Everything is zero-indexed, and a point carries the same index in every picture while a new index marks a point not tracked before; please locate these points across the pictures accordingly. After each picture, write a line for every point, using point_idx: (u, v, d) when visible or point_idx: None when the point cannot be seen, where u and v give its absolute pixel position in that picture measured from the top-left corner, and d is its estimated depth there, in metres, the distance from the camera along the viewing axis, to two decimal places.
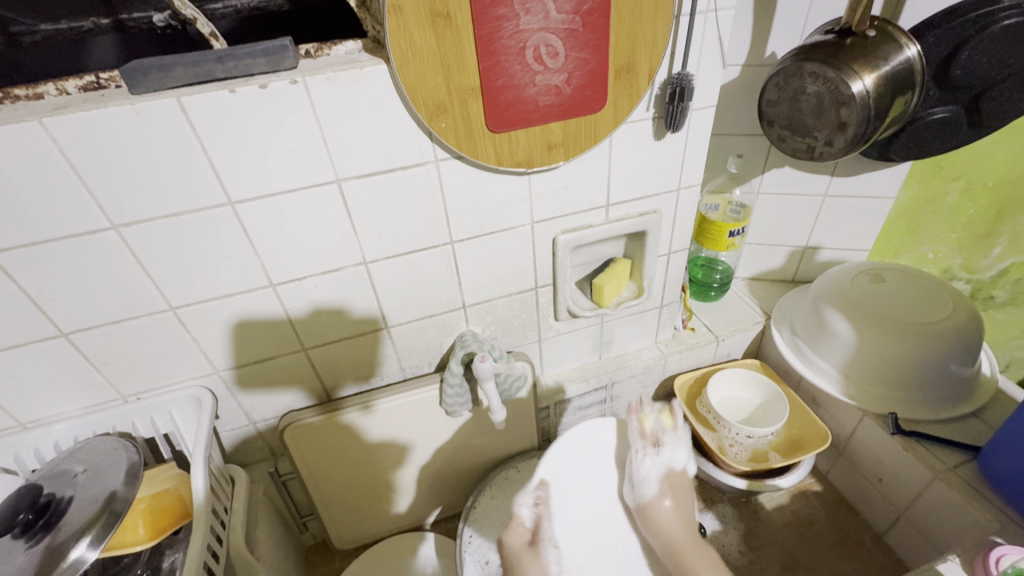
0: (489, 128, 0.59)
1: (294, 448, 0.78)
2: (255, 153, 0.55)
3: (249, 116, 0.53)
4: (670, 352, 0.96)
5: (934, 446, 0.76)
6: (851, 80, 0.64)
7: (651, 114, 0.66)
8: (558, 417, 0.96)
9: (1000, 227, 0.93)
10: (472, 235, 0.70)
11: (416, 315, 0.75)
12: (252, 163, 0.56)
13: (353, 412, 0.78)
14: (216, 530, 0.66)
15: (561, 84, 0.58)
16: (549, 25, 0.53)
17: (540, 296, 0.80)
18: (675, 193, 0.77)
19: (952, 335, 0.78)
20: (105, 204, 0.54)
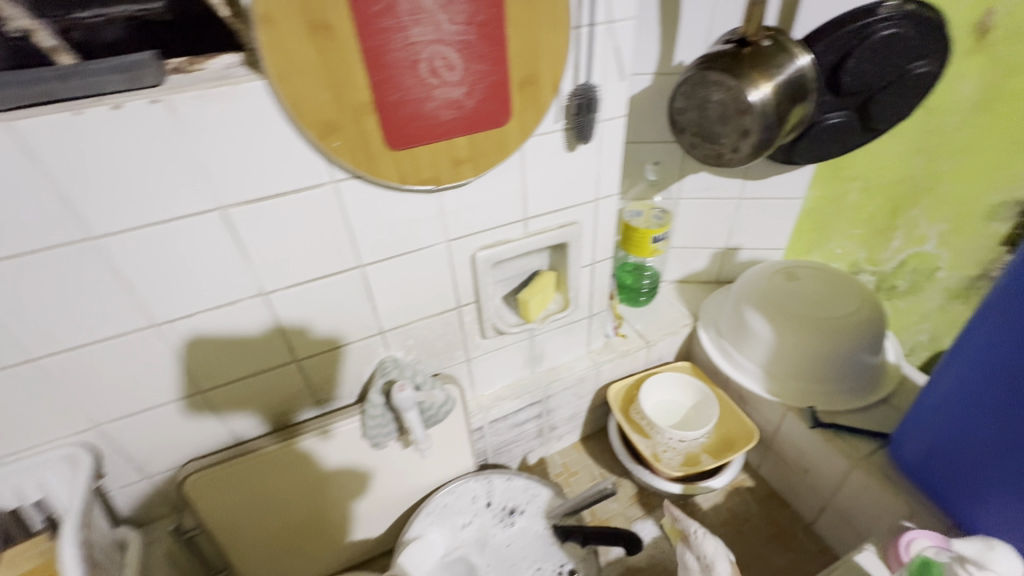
0: (389, 146, 0.56)
1: (197, 501, 0.71)
2: (115, 184, 0.49)
3: (101, 141, 0.46)
4: (602, 360, 0.96)
5: (849, 436, 0.79)
6: (749, 89, 0.65)
7: (560, 126, 0.65)
8: (495, 435, 0.93)
9: (896, 222, 0.99)
10: (382, 257, 0.66)
11: (329, 345, 0.70)
12: (113, 195, 0.49)
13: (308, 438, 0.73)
14: None
15: (461, 98, 0.55)
16: (442, 36, 0.51)
17: (463, 314, 0.77)
18: (593, 203, 0.76)
19: (859, 328, 0.82)
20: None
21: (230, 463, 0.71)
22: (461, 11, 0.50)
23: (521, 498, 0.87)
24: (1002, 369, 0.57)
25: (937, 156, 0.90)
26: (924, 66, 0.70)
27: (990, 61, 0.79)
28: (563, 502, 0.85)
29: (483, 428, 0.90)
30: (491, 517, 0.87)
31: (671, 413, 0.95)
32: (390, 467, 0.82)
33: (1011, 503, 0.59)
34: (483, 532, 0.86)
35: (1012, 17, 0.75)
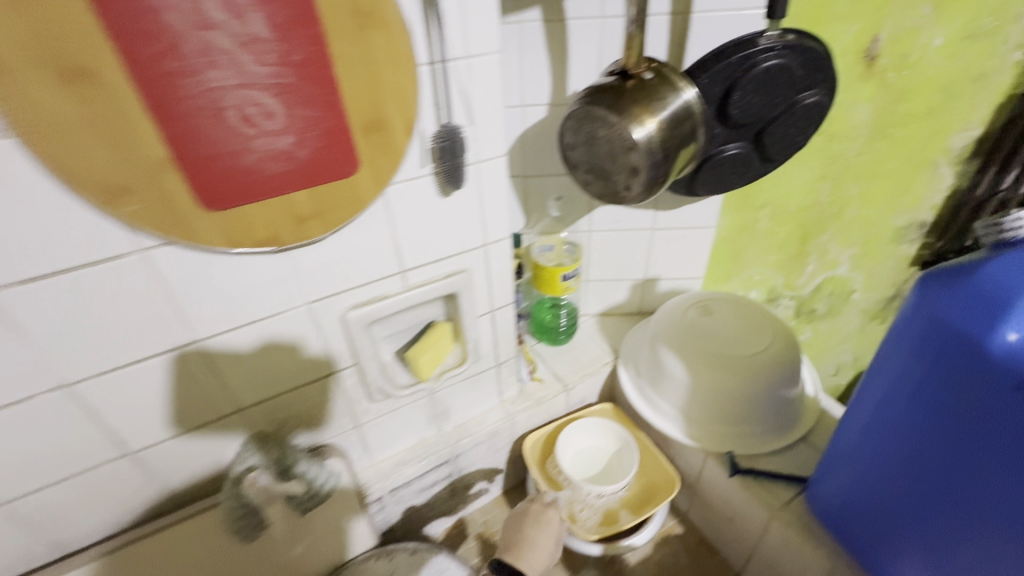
0: (203, 207, 0.46)
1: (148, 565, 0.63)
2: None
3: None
4: (516, 411, 0.88)
5: (770, 482, 0.75)
6: (632, 125, 0.60)
7: (429, 170, 0.58)
8: (399, 503, 0.84)
9: (808, 247, 0.97)
10: (224, 329, 0.56)
11: (173, 432, 0.60)
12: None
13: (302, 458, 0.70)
14: None
15: (289, 148, 0.47)
16: (249, 79, 0.42)
17: (342, 380, 0.68)
18: (481, 249, 0.69)
19: (772, 365, 0.78)
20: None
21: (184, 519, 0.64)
22: (270, 51, 0.42)
23: None
24: (904, 426, 0.52)
25: (841, 181, 0.89)
26: (813, 96, 0.68)
27: (882, 87, 0.78)
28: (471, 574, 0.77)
29: (384, 497, 0.81)
30: None
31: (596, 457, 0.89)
32: (341, 512, 0.74)
33: (927, 567, 0.54)
34: None
35: (898, 44, 0.74)
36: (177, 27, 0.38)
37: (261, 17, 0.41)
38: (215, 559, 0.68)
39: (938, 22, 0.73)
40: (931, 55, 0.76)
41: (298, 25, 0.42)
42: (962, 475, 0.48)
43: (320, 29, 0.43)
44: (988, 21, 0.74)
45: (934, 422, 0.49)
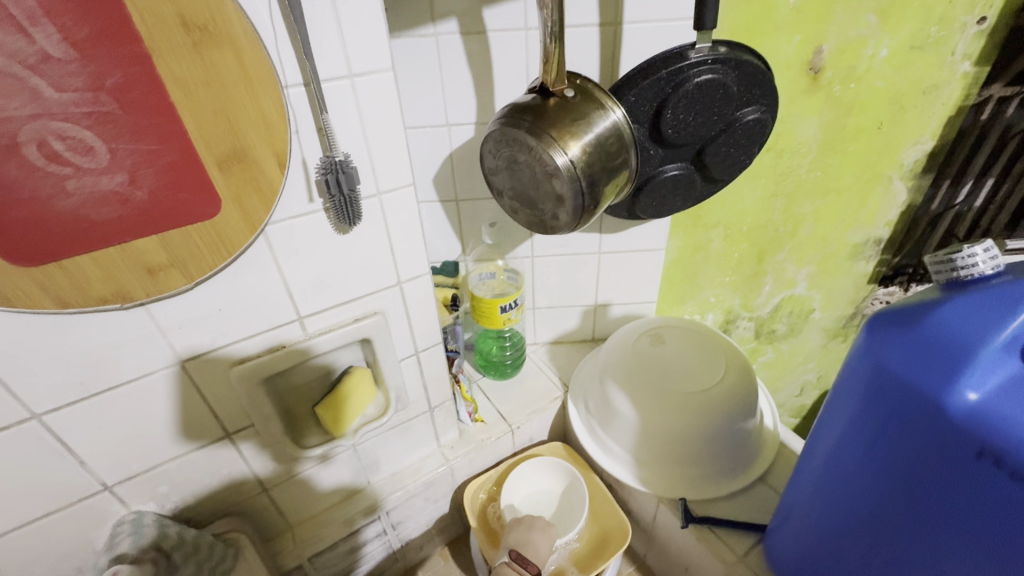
0: (10, 263, 0.38)
1: None
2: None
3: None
4: (456, 457, 0.80)
5: (726, 531, 0.69)
6: (553, 150, 0.54)
7: (319, 204, 0.50)
8: (323, 569, 0.74)
9: (764, 266, 0.92)
10: (71, 401, 0.47)
11: (18, 522, 0.50)
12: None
13: (311, 463, 0.66)
14: None
15: (121, 188, 0.39)
16: (47, 108, 0.34)
17: (238, 443, 0.60)
18: (397, 287, 0.62)
19: (725, 401, 0.72)
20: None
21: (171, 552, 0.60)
22: (72, 73, 0.34)
23: None
24: (859, 487, 0.46)
25: (793, 199, 0.84)
26: (754, 112, 0.63)
27: (829, 100, 0.73)
28: None
29: (305, 565, 0.71)
30: None
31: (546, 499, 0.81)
32: (349, 524, 0.73)
33: None
34: None
35: (842, 56, 0.70)
36: None
37: (54, 32, 0.33)
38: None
39: (882, 32, 0.69)
40: (878, 66, 0.72)
41: (107, 41, 0.34)
42: (923, 548, 0.42)
43: (141, 46, 0.36)
44: (934, 31, 0.70)
45: (891, 486, 0.43)
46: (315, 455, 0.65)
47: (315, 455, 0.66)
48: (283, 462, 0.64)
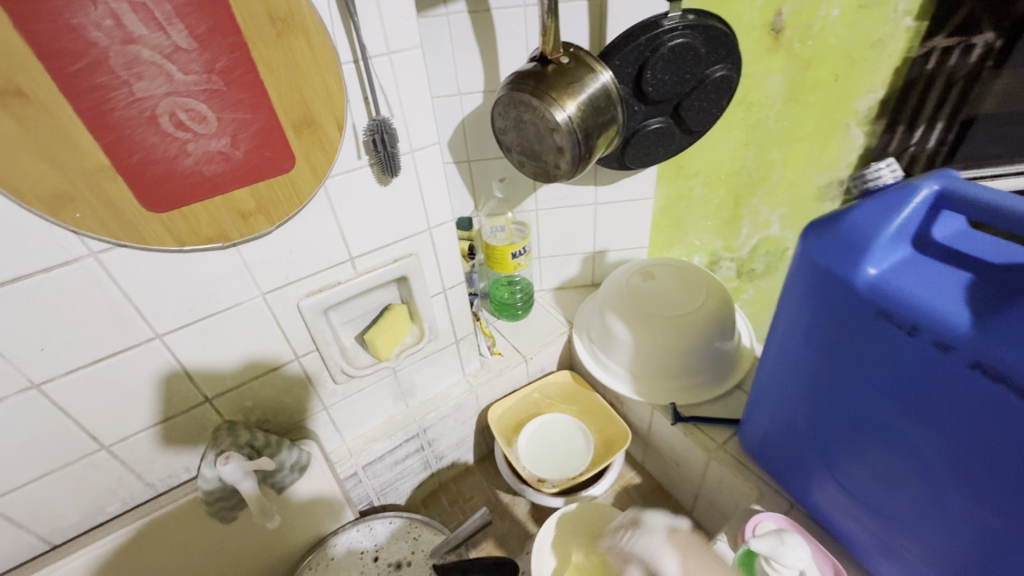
0: (148, 209, 0.50)
1: (161, 537, 0.69)
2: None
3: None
4: (478, 383, 0.94)
5: (708, 426, 0.83)
6: (553, 108, 0.65)
7: (366, 161, 0.62)
8: (373, 478, 0.89)
9: (741, 210, 1.04)
10: (182, 324, 0.60)
11: (145, 424, 0.63)
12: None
13: (286, 476, 0.72)
14: None
15: (225, 149, 0.51)
16: (176, 87, 0.46)
17: (305, 365, 0.73)
18: (426, 233, 0.74)
19: (706, 321, 0.85)
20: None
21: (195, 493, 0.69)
22: (193, 60, 0.45)
23: (404, 548, 0.82)
24: (803, 362, 0.59)
25: (764, 147, 0.95)
26: (721, 70, 0.74)
27: (790, 57, 0.84)
28: (445, 539, 0.81)
29: (359, 473, 0.85)
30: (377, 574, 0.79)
31: (541, 434, 0.93)
32: (390, 440, 0.86)
33: (833, 486, 0.61)
34: None
35: (800, 17, 0.80)
36: (102, 42, 0.42)
37: (183, 29, 0.44)
38: (193, 547, 0.72)
39: None
40: (831, 25, 0.82)
41: (219, 33, 0.46)
42: (848, 399, 0.54)
43: (240, 36, 0.47)
44: None
45: (824, 355, 0.55)
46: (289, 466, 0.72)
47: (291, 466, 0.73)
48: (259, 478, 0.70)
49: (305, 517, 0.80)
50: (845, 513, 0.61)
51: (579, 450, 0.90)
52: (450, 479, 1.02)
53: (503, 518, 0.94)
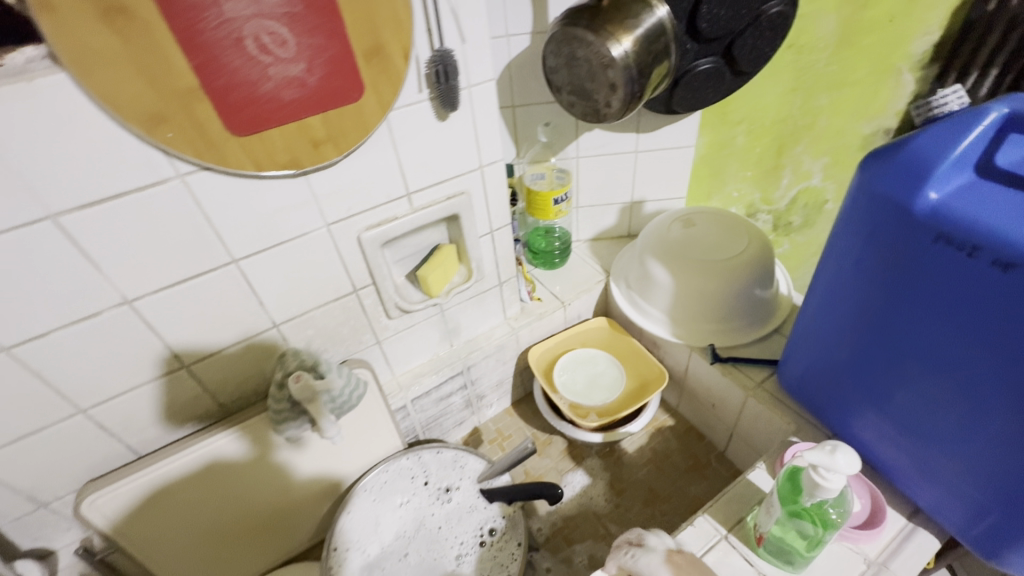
0: (233, 133, 0.53)
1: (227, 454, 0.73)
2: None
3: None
4: (519, 326, 0.97)
5: (746, 366, 0.85)
6: (610, 43, 0.65)
7: (426, 95, 0.63)
8: (420, 412, 0.93)
9: (783, 159, 1.04)
10: (256, 250, 0.63)
11: (222, 344, 0.68)
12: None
13: (285, 450, 0.78)
14: None
15: (302, 75, 0.53)
16: (262, 10, 0.48)
17: (362, 298, 0.76)
18: (479, 171, 0.76)
19: (748, 265, 0.87)
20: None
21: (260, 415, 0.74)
22: None
23: (453, 474, 0.87)
24: (851, 291, 0.60)
25: (811, 93, 0.94)
26: (777, 6, 0.73)
27: None
28: (490, 466, 0.86)
29: (407, 406, 0.91)
30: (429, 497, 0.86)
31: (575, 370, 0.97)
32: (437, 375, 0.91)
33: (875, 414, 0.64)
34: (421, 513, 0.85)
35: None
36: None
37: None
38: (250, 469, 0.77)
39: None
40: None
41: None
42: (898, 325, 0.56)
43: None
44: None
45: (874, 282, 0.57)
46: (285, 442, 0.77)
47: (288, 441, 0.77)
48: (258, 446, 0.75)
49: (313, 479, 0.83)
50: (884, 440, 0.64)
51: (610, 384, 0.95)
52: (489, 419, 1.07)
53: (541, 453, 0.99)
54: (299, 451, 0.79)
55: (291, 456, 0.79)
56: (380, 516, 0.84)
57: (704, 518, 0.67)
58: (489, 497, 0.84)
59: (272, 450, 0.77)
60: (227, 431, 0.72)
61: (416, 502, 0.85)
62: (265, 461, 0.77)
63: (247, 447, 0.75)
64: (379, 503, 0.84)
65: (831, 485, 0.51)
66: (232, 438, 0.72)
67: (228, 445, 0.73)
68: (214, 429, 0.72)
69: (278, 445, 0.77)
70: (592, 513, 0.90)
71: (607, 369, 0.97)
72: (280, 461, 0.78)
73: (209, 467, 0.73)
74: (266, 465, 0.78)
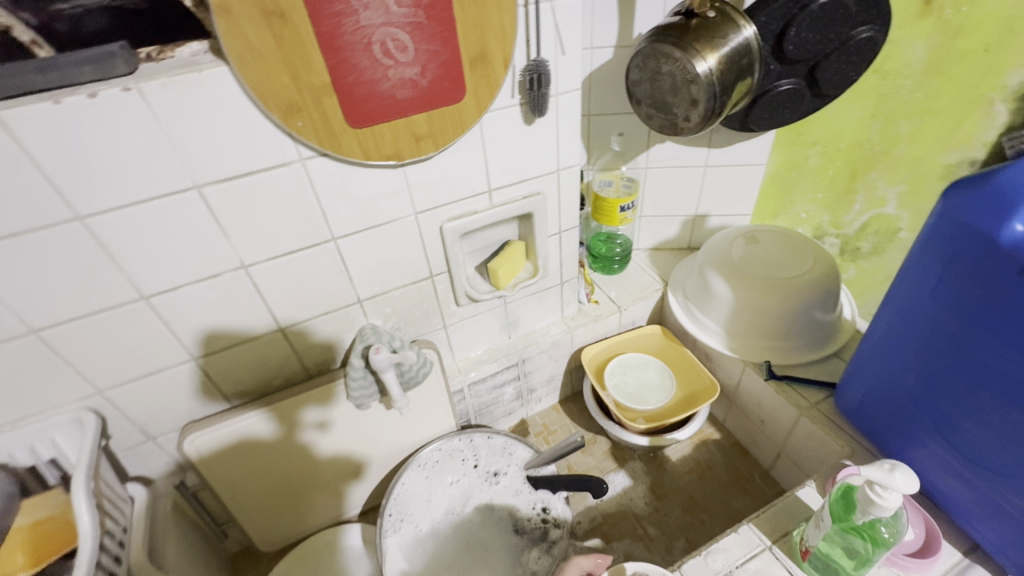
0: (351, 125, 0.59)
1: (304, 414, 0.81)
2: (81, 163, 0.52)
3: (68, 122, 0.49)
4: (575, 325, 1.01)
5: (801, 386, 0.86)
6: (695, 60, 0.68)
7: (517, 100, 0.69)
8: (475, 398, 0.99)
9: (856, 184, 1.02)
10: (354, 230, 0.70)
11: (313, 313, 0.75)
12: (81, 173, 0.52)
13: (309, 431, 0.83)
14: (117, 537, 0.68)
15: (415, 77, 0.59)
16: (391, 19, 0.54)
17: (436, 283, 0.83)
18: (555, 174, 0.80)
19: (812, 286, 0.87)
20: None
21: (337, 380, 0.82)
22: None
23: (501, 459, 0.92)
24: (924, 317, 0.61)
25: (891, 120, 0.93)
26: (868, 31, 0.73)
27: (939, 24, 0.82)
28: (538, 455, 0.90)
29: (464, 390, 0.96)
30: (478, 479, 0.91)
31: (627, 373, 1.00)
32: (493, 364, 0.96)
33: (940, 443, 0.63)
34: (469, 491, 0.90)
35: None
36: None
37: None
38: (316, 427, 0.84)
39: None
40: None
41: None
42: (971, 355, 0.56)
43: None
44: None
45: (950, 309, 0.57)
46: (311, 423, 0.83)
47: (312, 423, 0.83)
48: (284, 426, 0.81)
49: (348, 457, 0.89)
50: (946, 471, 0.64)
51: (660, 389, 0.97)
52: (536, 413, 1.11)
53: (585, 451, 1.02)
54: (322, 433, 0.85)
55: (314, 438, 0.85)
56: (429, 490, 0.89)
57: (749, 527, 0.68)
58: (535, 484, 0.88)
59: (297, 430, 0.83)
60: (257, 410, 0.78)
61: (465, 483, 0.90)
62: (290, 441, 0.83)
63: (311, 413, 0.82)
64: (428, 481, 0.90)
65: (887, 504, 0.51)
66: (278, 408, 0.79)
67: (284, 409, 0.80)
68: (246, 408, 0.78)
69: (302, 426, 0.82)
70: (631, 513, 0.92)
71: (658, 375, 0.99)
72: (304, 442, 0.84)
73: (242, 442, 0.79)
74: (291, 445, 0.84)
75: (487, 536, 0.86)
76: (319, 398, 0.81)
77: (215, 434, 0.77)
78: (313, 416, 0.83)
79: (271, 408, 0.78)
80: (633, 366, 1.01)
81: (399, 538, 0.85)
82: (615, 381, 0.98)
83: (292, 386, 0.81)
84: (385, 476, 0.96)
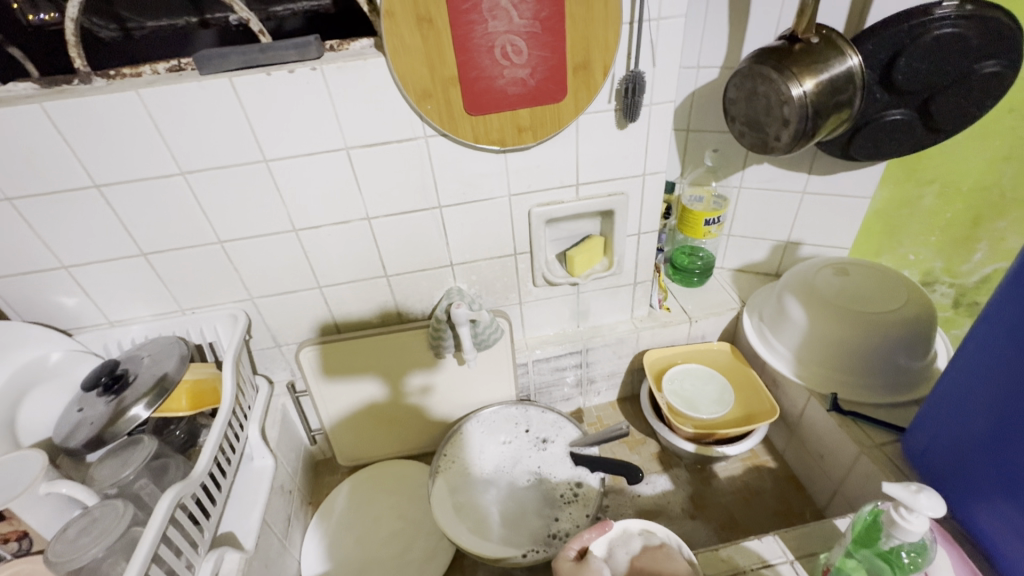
0: (467, 113, 0.72)
1: (392, 358, 0.97)
2: (274, 120, 0.70)
3: (273, 88, 0.68)
4: (643, 327, 1.06)
5: (869, 426, 0.82)
6: (791, 83, 0.71)
7: (612, 106, 0.77)
8: (536, 375, 1.07)
9: (979, 231, 0.98)
10: (456, 202, 0.83)
11: (412, 268, 0.90)
12: (273, 127, 0.71)
13: (416, 395, 1.02)
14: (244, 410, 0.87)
15: (525, 77, 0.70)
16: (513, 29, 0.66)
17: (519, 262, 0.93)
18: (641, 177, 0.87)
19: (899, 326, 0.84)
20: (164, 157, 0.71)
21: (421, 328, 0.95)
22: (528, 8, 0.65)
23: (551, 431, 1.00)
24: (1001, 360, 0.58)
25: None
26: (993, 66, 0.72)
27: None
28: (585, 436, 0.97)
29: (528, 364, 1.05)
30: (527, 443, 0.99)
31: (687, 381, 1.02)
32: (557, 345, 1.04)
33: (1007, 500, 0.59)
34: (519, 453, 0.98)
35: None
36: None
37: None
38: (399, 367, 0.99)
39: None
40: None
41: None
42: None
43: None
44: None
45: None
46: (416, 388, 1.01)
47: (418, 389, 1.01)
48: (396, 392, 1.01)
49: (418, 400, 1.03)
50: (1012, 531, 0.59)
51: (719, 402, 0.97)
52: (593, 404, 1.16)
53: (632, 449, 1.05)
54: (428, 396, 1.03)
55: (421, 400, 1.03)
56: (482, 445, 0.99)
57: (774, 538, 0.69)
58: (577, 461, 0.94)
59: (406, 396, 1.02)
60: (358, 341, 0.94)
61: (516, 446, 0.99)
62: (380, 377, 0.99)
63: (399, 352, 0.97)
64: (483, 438, 1.00)
65: (911, 528, 0.51)
66: (374, 341, 0.95)
67: (379, 344, 0.95)
68: (348, 337, 0.94)
69: (410, 391, 1.01)
70: (667, 514, 0.94)
71: (719, 388, 1.00)
72: (414, 404, 1.03)
73: (355, 375, 0.98)
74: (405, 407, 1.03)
75: (526, 498, 0.92)
76: (421, 366, 0.99)
77: (348, 400, 1.01)
78: (421, 382, 1.01)
79: (371, 363, 0.97)
80: (695, 375, 1.03)
81: (447, 474, 0.95)
82: (673, 385, 1.01)
83: (386, 326, 0.97)
84: (445, 425, 1.07)
